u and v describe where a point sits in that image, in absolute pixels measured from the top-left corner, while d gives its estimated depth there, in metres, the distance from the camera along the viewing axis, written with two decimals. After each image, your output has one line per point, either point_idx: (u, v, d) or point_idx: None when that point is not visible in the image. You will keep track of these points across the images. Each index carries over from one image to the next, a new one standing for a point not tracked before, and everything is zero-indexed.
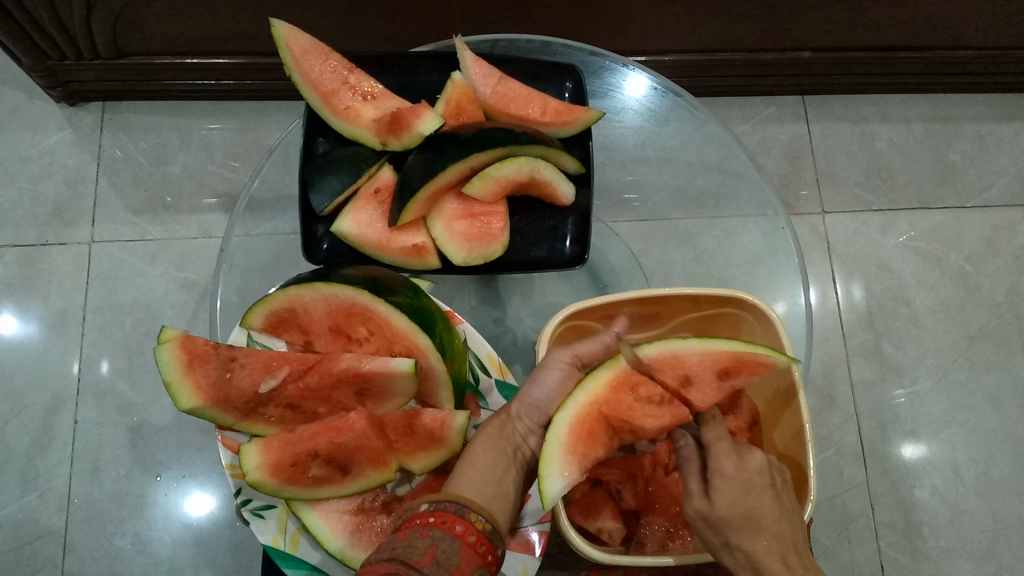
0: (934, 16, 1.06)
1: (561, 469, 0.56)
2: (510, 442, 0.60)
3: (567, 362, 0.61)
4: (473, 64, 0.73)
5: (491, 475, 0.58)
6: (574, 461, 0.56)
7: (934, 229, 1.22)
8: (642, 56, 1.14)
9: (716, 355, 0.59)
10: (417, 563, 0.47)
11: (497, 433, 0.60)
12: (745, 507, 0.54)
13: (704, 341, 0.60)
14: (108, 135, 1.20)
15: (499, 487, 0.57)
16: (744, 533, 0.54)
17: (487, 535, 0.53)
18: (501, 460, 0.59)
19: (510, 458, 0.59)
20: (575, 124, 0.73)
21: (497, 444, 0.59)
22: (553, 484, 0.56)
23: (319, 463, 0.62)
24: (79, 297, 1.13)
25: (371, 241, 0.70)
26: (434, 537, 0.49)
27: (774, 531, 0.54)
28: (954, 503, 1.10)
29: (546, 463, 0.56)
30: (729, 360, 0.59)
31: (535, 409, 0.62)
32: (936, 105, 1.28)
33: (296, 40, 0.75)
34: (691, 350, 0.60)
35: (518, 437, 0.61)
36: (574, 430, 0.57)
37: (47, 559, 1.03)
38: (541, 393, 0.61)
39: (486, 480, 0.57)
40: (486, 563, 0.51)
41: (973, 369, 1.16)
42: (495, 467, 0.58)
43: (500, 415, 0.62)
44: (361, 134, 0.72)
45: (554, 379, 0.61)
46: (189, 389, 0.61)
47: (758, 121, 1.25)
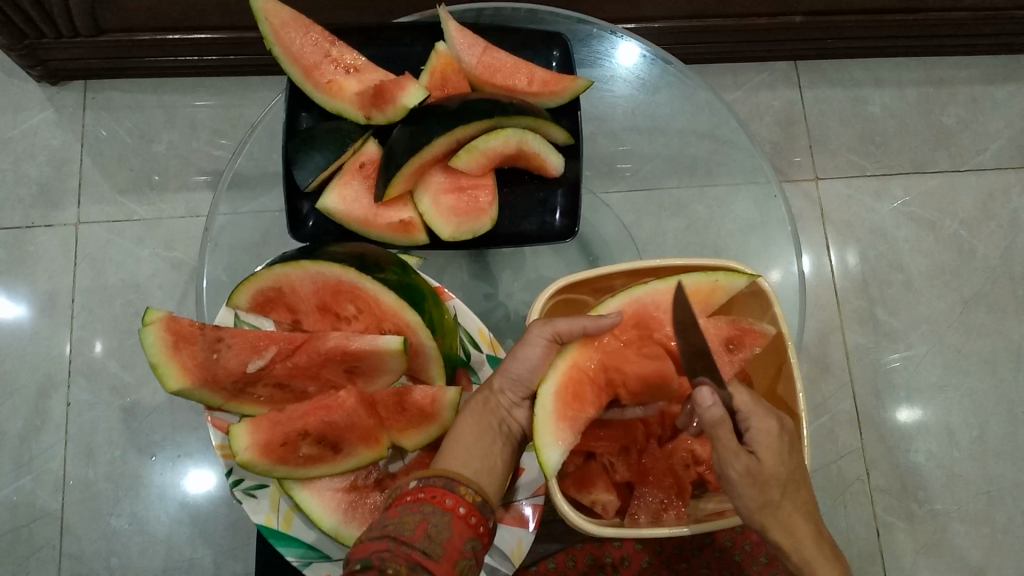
0: None
1: (555, 436, 0.56)
2: (495, 415, 0.60)
3: (548, 338, 0.58)
4: (458, 33, 0.72)
5: (478, 446, 0.58)
6: (567, 428, 0.56)
7: (928, 193, 1.21)
8: (632, 24, 1.12)
9: (681, 294, 0.60)
10: (409, 539, 0.47)
11: (479, 413, 0.60)
12: (789, 467, 0.56)
13: (668, 282, 0.61)
14: (91, 114, 1.18)
15: (486, 459, 0.58)
16: (783, 492, 0.56)
17: (478, 507, 0.52)
18: (487, 434, 0.59)
19: (496, 432, 0.60)
20: (564, 93, 0.72)
21: (481, 419, 0.59)
22: (551, 453, 0.56)
23: (310, 442, 0.62)
24: (68, 279, 1.12)
25: (357, 218, 0.69)
26: (424, 512, 0.49)
27: (800, 488, 0.57)
28: (949, 466, 1.10)
29: (539, 435, 0.56)
30: (690, 298, 0.61)
31: (517, 382, 0.60)
32: (930, 68, 1.26)
33: (275, 13, 0.73)
34: (652, 292, 0.60)
35: (503, 409, 0.60)
36: (560, 395, 0.57)
37: (45, 541, 1.03)
38: (522, 368, 0.59)
39: (472, 451, 0.58)
40: (478, 535, 0.51)
41: (967, 334, 1.15)
42: (481, 438, 0.59)
43: (483, 389, 0.61)
44: (344, 108, 0.70)
45: (537, 355, 0.59)
46: (176, 369, 0.61)
47: (750, 88, 1.24)
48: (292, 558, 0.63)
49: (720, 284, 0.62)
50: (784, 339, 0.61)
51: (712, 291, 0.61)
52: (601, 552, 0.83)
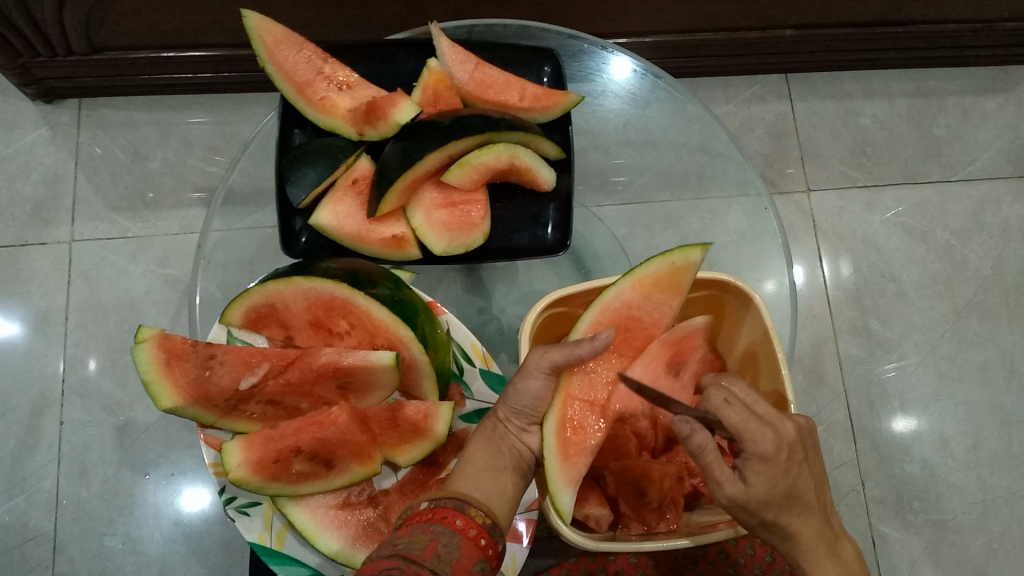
0: None
1: (565, 479, 0.57)
2: (504, 441, 0.59)
3: (546, 371, 0.57)
4: (450, 50, 0.72)
5: (488, 473, 0.57)
6: (574, 468, 0.58)
7: (920, 204, 1.22)
8: (624, 38, 1.13)
9: (644, 285, 0.63)
10: (419, 557, 0.46)
11: (488, 440, 0.59)
12: (784, 487, 0.54)
13: (632, 276, 0.62)
14: (85, 132, 1.18)
15: (496, 481, 0.57)
16: (778, 510, 0.54)
17: (488, 530, 0.52)
18: (496, 461, 0.58)
19: (506, 458, 0.58)
20: (554, 108, 0.72)
21: (492, 444, 0.58)
22: (565, 495, 0.57)
23: (303, 458, 0.62)
24: (61, 297, 1.11)
25: (349, 233, 0.69)
26: (434, 532, 0.49)
27: (802, 500, 0.55)
28: (945, 477, 1.10)
29: (552, 480, 0.57)
30: (654, 285, 0.63)
31: (518, 411, 0.59)
32: (919, 80, 1.27)
33: (268, 30, 0.73)
34: (619, 294, 0.62)
35: (512, 437, 0.59)
36: (561, 431, 0.58)
37: (39, 561, 1.02)
38: (527, 401, 0.58)
39: (482, 476, 0.57)
40: (487, 557, 0.50)
41: (960, 343, 1.16)
42: (492, 464, 0.57)
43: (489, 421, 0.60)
44: (337, 125, 0.71)
45: (540, 388, 0.57)
46: (168, 387, 0.61)
47: (741, 101, 1.24)
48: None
49: (679, 263, 0.63)
50: (775, 351, 0.61)
51: (674, 274, 0.63)
52: (596, 566, 0.82)
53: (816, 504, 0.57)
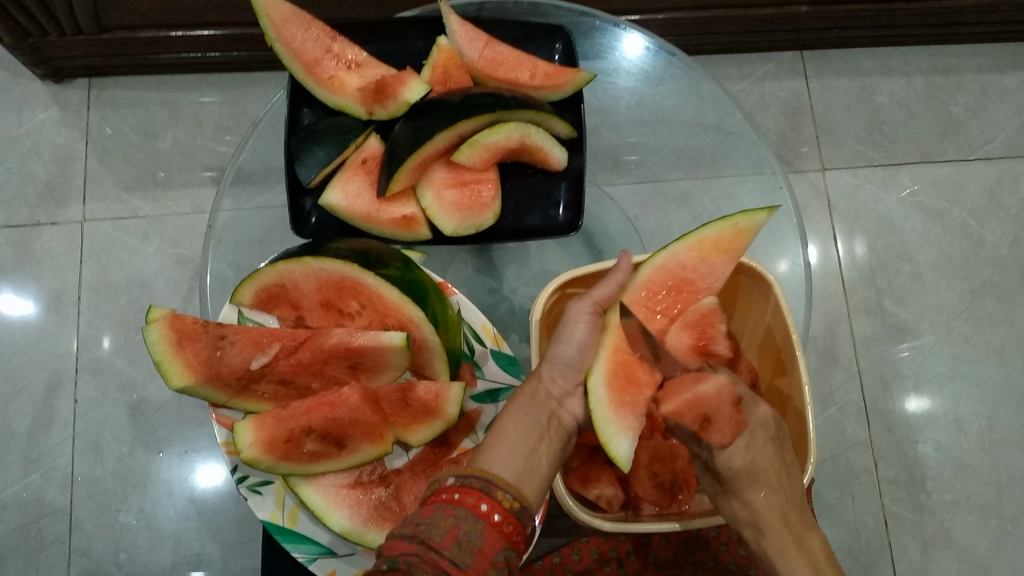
0: None
1: (621, 427, 0.57)
2: (544, 408, 0.57)
3: (591, 310, 0.59)
4: (460, 28, 0.71)
5: (524, 448, 0.55)
6: (628, 415, 0.57)
7: (937, 183, 1.20)
8: (636, 15, 1.11)
9: (705, 246, 0.62)
10: (438, 546, 0.46)
11: (530, 403, 0.57)
12: (746, 460, 0.57)
13: (689, 239, 0.62)
14: (96, 112, 1.18)
15: (530, 458, 0.54)
16: (745, 485, 0.57)
17: (515, 514, 0.50)
18: (533, 431, 0.56)
19: (542, 428, 0.56)
20: (566, 86, 0.72)
21: (531, 413, 0.57)
22: (620, 444, 0.57)
23: (314, 438, 0.62)
24: (74, 276, 1.12)
25: (359, 214, 0.69)
26: (457, 517, 0.48)
27: (770, 482, 0.58)
28: (957, 458, 1.10)
29: (605, 433, 0.56)
30: (715, 249, 0.62)
31: (567, 368, 0.59)
32: (938, 56, 1.25)
33: (276, 8, 0.72)
34: (675, 255, 0.61)
35: (552, 401, 0.58)
36: (611, 384, 0.58)
37: (56, 537, 1.03)
38: (574, 351, 0.58)
39: (517, 452, 0.54)
40: (513, 544, 0.50)
41: (975, 324, 1.15)
42: (527, 438, 0.55)
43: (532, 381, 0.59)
44: (346, 104, 0.70)
45: (583, 333, 0.58)
46: (180, 368, 0.61)
47: (755, 78, 1.23)
48: (299, 554, 0.63)
49: (740, 228, 0.62)
50: (790, 334, 0.61)
51: (735, 237, 0.62)
52: (608, 546, 0.82)
53: (782, 485, 0.58)
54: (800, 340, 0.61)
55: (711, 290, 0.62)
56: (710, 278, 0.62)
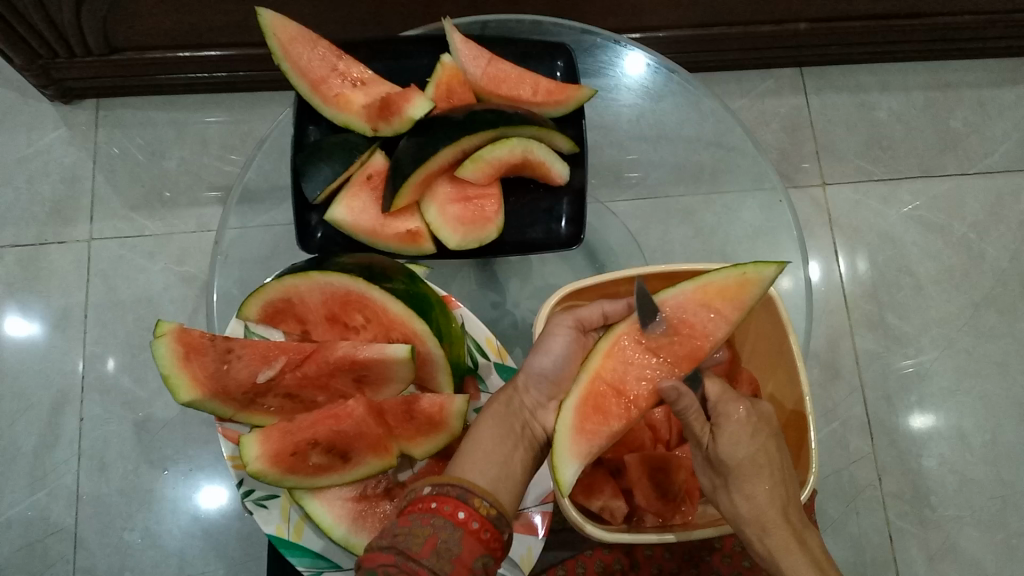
0: None
1: (571, 454, 0.58)
2: (518, 417, 0.61)
3: (571, 326, 0.62)
4: (463, 46, 0.72)
5: (500, 455, 0.58)
6: (585, 444, 0.58)
7: (937, 197, 1.21)
8: (637, 33, 1.13)
9: (710, 291, 0.60)
10: (416, 556, 0.47)
11: (505, 411, 0.61)
12: (750, 451, 0.57)
13: (696, 280, 0.61)
14: (103, 132, 1.19)
15: (506, 466, 0.58)
16: (743, 478, 0.57)
17: (493, 521, 0.51)
18: (508, 437, 0.59)
19: (517, 435, 0.60)
20: (567, 103, 0.72)
21: (505, 421, 0.60)
22: (568, 470, 0.57)
23: (320, 451, 0.62)
24: (80, 294, 1.13)
25: (364, 228, 0.70)
26: (435, 526, 0.48)
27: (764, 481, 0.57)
28: (962, 472, 1.09)
29: (557, 454, 0.58)
30: (721, 295, 0.60)
31: (541, 379, 0.62)
32: (936, 72, 1.26)
33: (283, 28, 0.73)
34: (678, 294, 0.61)
35: (526, 414, 0.62)
36: (581, 412, 0.59)
37: (60, 556, 1.04)
38: (546, 363, 0.62)
39: (492, 459, 0.58)
40: (491, 549, 0.50)
41: (978, 337, 1.15)
42: (502, 444, 0.59)
43: (508, 391, 0.62)
44: (352, 121, 0.71)
45: (561, 345, 0.62)
46: (187, 381, 0.60)
47: (756, 95, 1.24)
48: (304, 567, 0.64)
49: (750, 277, 0.60)
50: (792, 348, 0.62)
51: (741, 286, 0.60)
52: (612, 558, 0.82)
53: (783, 481, 0.58)
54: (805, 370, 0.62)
55: (710, 337, 0.60)
56: (711, 324, 0.60)
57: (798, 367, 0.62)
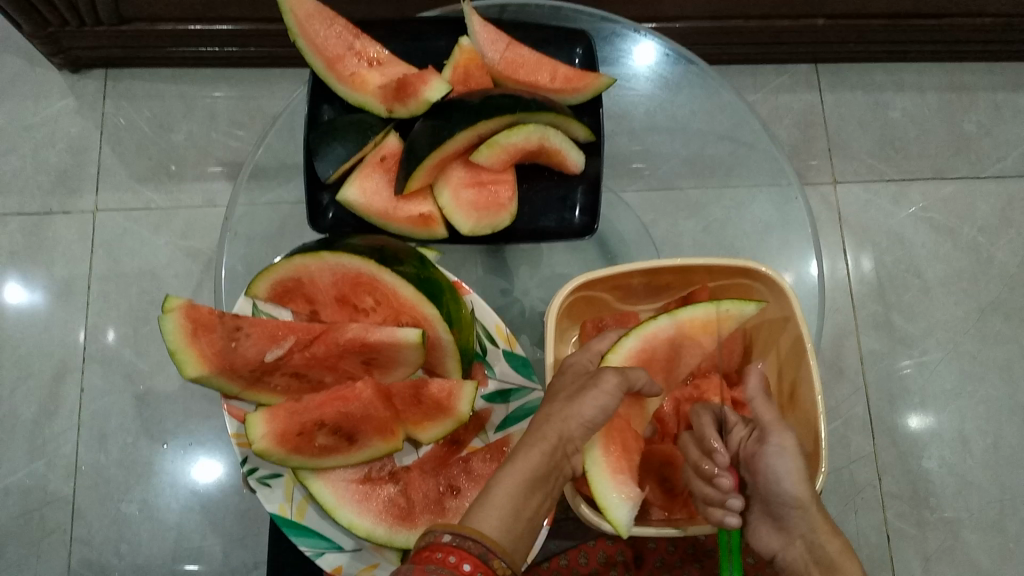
0: None
1: (619, 490, 0.56)
2: (556, 463, 0.54)
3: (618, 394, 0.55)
4: (482, 29, 0.71)
5: (526, 510, 0.50)
6: (626, 479, 0.57)
7: (946, 200, 1.20)
8: (653, 23, 1.12)
9: (695, 326, 0.62)
10: None
11: (547, 459, 0.53)
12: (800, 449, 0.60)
13: (677, 316, 0.62)
14: (111, 102, 1.18)
15: (530, 520, 0.50)
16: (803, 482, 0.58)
17: None
18: (538, 487, 0.52)
19: (551, 484, 0.53)
20: (585, 91, 0.71)
21: (542, 465, 0.52)
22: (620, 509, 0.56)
23: (326, 432, 0.61)
24: (85, 265, 1.12)
25: (376, 210, 0.69)
26: None
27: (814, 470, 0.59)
28: (961, 475, 1.09)
29: (601, 492, 0.56)
30: (705, 329, 0.62)
31: (587, 429, 0.55)
32: (952, 73, 1.26)
33: (300, 5, 0.72)
34: (665, 328, 0.62)
35: (564, 458, 0.54)
36: (610, 451, 0.58)
37: (58, 526, 1.03)
38: (593, 411, 0.55)
39: (519, 514, 0.50)
40: None
41: (983, 342, 1.15)
42: (532, 492, 0.51)
43: (556, 445, 0.53)
44: (367, 101, 0.70)
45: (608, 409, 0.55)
46: (193, 358, 0.60)
47: (770, 90, 1.23)
48: (306, 547, 0.63)
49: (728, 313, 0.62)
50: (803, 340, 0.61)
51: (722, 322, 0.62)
52: (615, 550, 0.82)
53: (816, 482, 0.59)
54: (814, 349, 0.61)
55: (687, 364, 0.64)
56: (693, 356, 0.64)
57: (809, 355, 0.60)
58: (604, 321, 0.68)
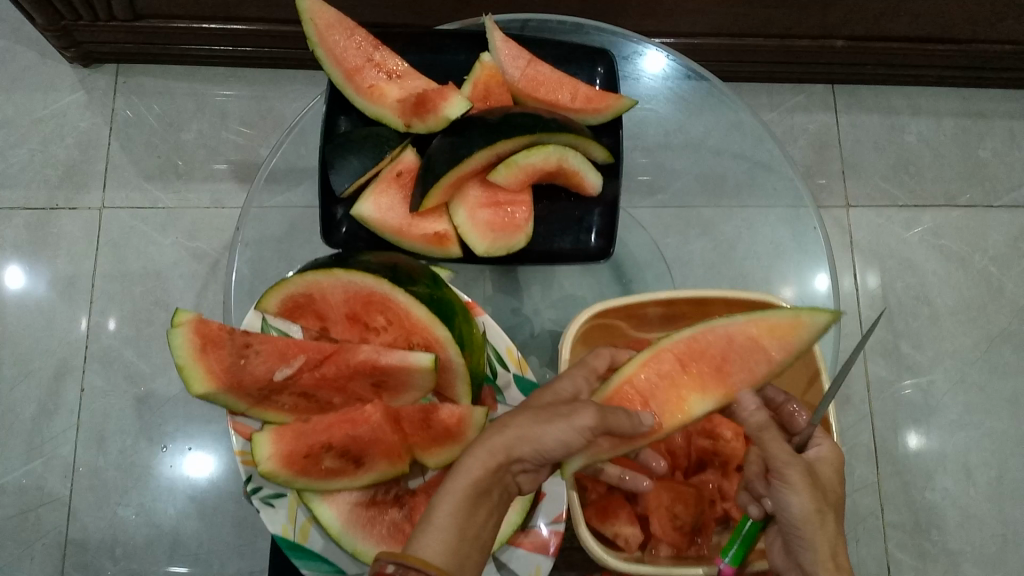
0: (969, 6, 1.03)
1: None
2: (498, 483, 0.51)
3: (593, 428, 0.51)
4: (502, 45, 0.70)
5: (472, 529, 0.49)
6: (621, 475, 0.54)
7: (959, 227, 1.19)
8: (671, 38, 1.12)
9: (761, 326, 0.59)
10: None
11: (490, 481, 0.50)
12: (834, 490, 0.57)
13: (749, 315, 0.60)
14: (122, 99, 1.17)
15: (476, 538, 0.48)
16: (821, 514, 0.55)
17: None
18: (481, 502, 0.50)
19: (492, 502, 0.51)
20: (606, 111, 0.70)
21: (489, 484, 0.50)
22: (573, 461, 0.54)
23: (333, 455, 0.60)
24: (89, 262, 1.11)
25: (390, 227, 0.68)
26: None
27: (832, 505, 0.56)
28: (964, 506, 1.09)
29: None
30: (770, 333, 0.59)
31: (541, 454, 0.51)
32: (969, 99, 1.25)
33: (321, 13, 0.71)
34: (730, 325, 0.59)
35: (507, 474, 0.52)
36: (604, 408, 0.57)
37: (53, 527, 1.02)
38: (553, 442, 0.50)
39: (465, 533, 0.48)
40: None
41: (991, 372, 1.14)
42: (476, 514, 0.49)
43: (501, 462, 0.50)
44: (384, 114, 0.69)
45: (571, 432, 0.51)
46: (202, 374, 0.59)
47: (786, 109, 1.22)
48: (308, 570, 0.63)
49: (802, 320, 0.58)
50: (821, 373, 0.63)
51: (792, 327, 0.58)
52: None
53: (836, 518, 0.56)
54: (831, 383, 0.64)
55: (745, 372, 0.59)
56: (754, 365, 0.59)
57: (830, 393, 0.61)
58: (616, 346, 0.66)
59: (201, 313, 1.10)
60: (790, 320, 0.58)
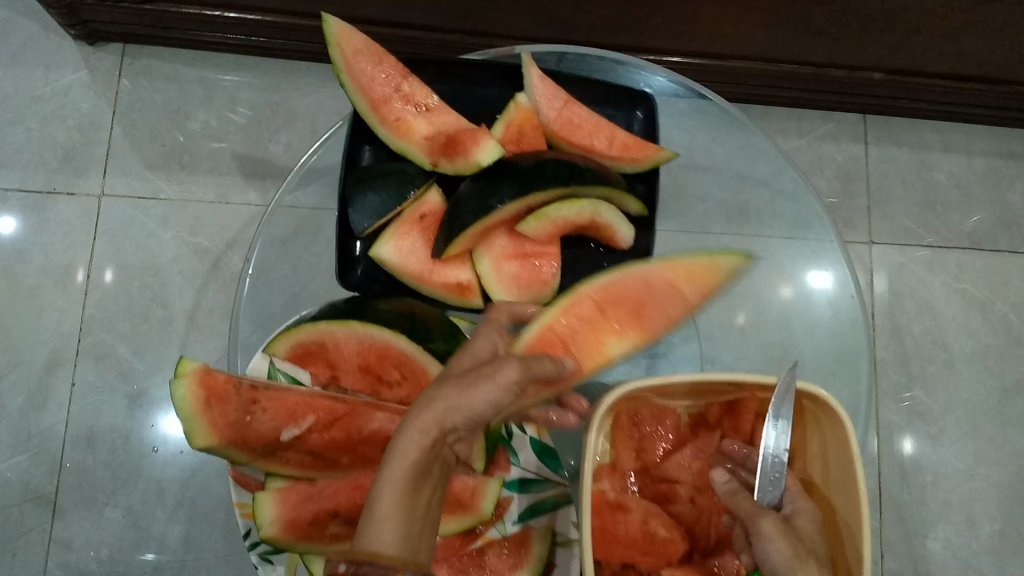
0: (1013, 49, 1.00)
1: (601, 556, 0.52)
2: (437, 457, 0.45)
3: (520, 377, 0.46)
4: (539, 83, 0.66)
5: (420, 508, 0.43)
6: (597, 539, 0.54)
7: (982, 272, 1.16)
8: (703, 60, 1.08)
9: (678, 271, 0.62)
10: None
11: (429, 457, 0.44)
12: (821, 545, 0.54)
13: (669, 261, 0.63)
14: (128, 81, 1.12)
15: (425, 518, 0.43)
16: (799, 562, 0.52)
17: None
18: (424, 480, 0.44)
19: (431, 478, 0.45)
20: (644, 162, 0.66)
21: (429, 459, 0.44)
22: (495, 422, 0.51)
23: (339, 521, 0.57)
24: (85, 252, 1.07)
25: (411, 271, 0.64)
26: None
27: (815, 553, 0.53)
28: (965, 558, 1.07)
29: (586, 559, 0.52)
30: (687, 275, 0.62)
31: (473, 420, 0.46)
32: (1002, 139, 1.21)
33: (348, 39, 0.67)
34: (651, 269, 0.62)
35: (440, 446, 0.46)
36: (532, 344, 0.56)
37: (36, 525, 1.00)
38: (484, 404, 0.45)
39: (414, 513, 0.42)
40: None
41: (1003, 424, 1.12)
42: (420, 492, 0.43)
43: (436, 436, 0.44)
44: (410, 150, 0.65)
45: (497, 388, 0.45)
46: (204, 428, 0.56)
47: (814, 137, 1.19)
48: None
49: (717, 263, 0.62)
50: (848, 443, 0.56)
51: (708, 268, 0.62)
52: None
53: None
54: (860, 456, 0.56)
55: (664, 316, 0.62)
56: (671, 306, 0.62)
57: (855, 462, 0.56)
58: (638, 415, 0.63)
59: (199, 313, 1.06)
60: (706, 260, 0.62)
